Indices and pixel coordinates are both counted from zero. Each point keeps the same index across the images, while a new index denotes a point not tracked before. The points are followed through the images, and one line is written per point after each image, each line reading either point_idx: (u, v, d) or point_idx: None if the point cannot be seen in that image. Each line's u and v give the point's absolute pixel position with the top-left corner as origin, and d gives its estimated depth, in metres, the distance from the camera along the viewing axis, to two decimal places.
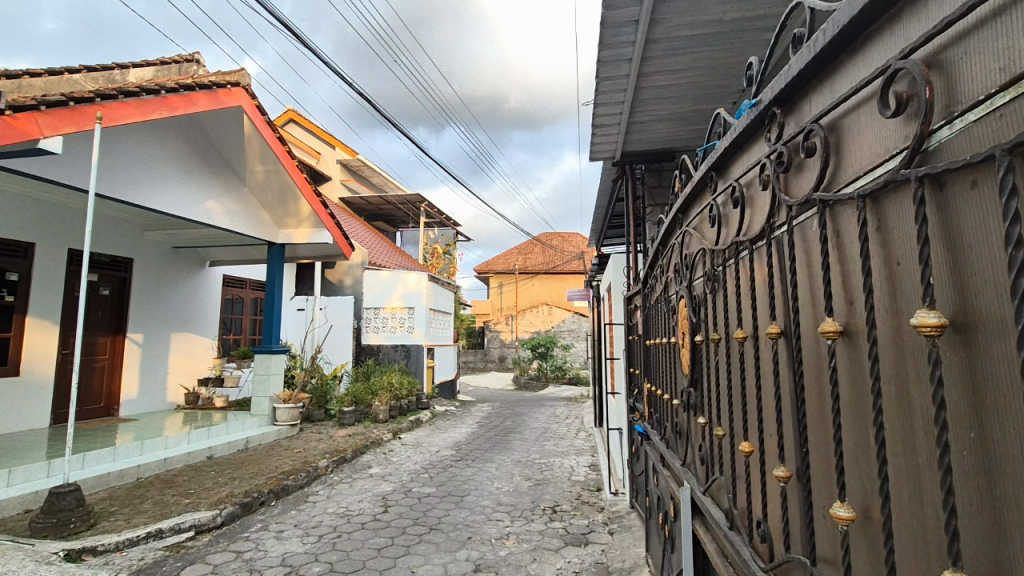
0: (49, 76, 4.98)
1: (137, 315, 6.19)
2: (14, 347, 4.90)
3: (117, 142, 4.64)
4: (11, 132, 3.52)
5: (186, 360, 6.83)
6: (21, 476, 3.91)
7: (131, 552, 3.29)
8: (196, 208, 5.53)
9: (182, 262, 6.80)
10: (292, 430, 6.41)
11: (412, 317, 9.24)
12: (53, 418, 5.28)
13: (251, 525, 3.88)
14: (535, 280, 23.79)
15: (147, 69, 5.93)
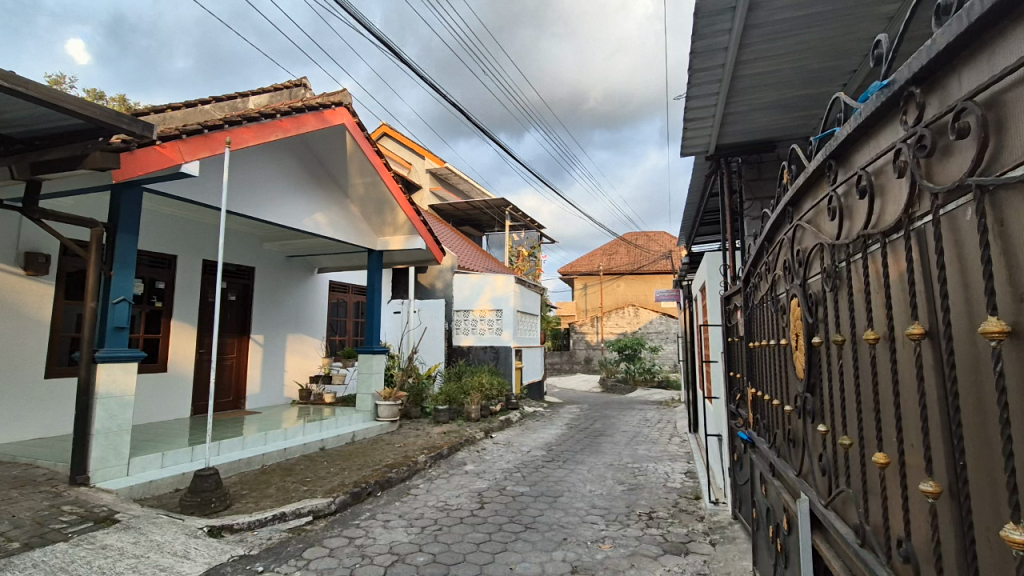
0: (186, 108, 5.67)
1: (259, 318, 6.86)
2: (163, 347, 5.62)
3: (242, 163, 5.18)
4: (160, 160, 4.09)
5: (299, 359, 7.46)
6: (172, 459, 4.48)
7: (260, 531, 3.65)
8: (306, 220, 6.01)
9: (295, 270, 7.45)
10: (392, 425, 6.81)
11: (500, 318, 9.40)
12: (193, 409, 5.98)
13: (361, 513, 4.17)
14: (621, 281, 23.34)
15: (263, 95, 6.56)
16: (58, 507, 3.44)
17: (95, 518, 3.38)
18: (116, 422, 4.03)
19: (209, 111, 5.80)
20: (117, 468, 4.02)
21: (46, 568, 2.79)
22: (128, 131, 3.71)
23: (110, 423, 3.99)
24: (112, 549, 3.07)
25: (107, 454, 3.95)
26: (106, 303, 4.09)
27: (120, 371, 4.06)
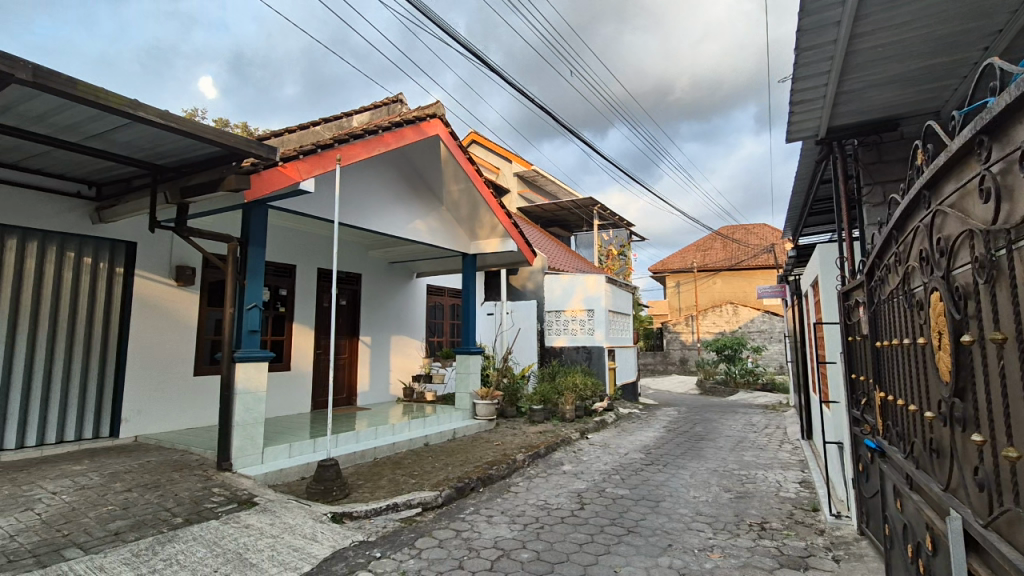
0: (300, 130, 6.23)
1: (367, 321, 7.36)
2: (287, 348, 6.21)
3: (349, 177, 5.58)
4: (280, 179, 4.53)
5: (401, 359, 7.90)
6: (298, 449, 4.93)
7: (376, 519, 3.90)
8: (407, 228, 6.35)
9: (396, 275, 7.90)
10: (490, 424, 6.99)
11: (592, 319, 9.33)
12: (313, 404, 6.54)
13: (465, 508, 4.33)
14: (717, 277, 22.17)
15: (364, 113, 7.03)
16: (209, 488, 3.93)
17: (238, 500, 3.81)
18: (252, 415, 4.51)
19: (319, 132, 6.32)
20: (254, 455, 4.50)
21: (203, 541, 3.20)
22: (255, 153, 4.14)
23: (248, 416, 4.48)
24: (253, 529, 3.44)
25: (245, 443, 4.44)
26: (242, 309, 4.59)
27: (254, 369, 4.54)
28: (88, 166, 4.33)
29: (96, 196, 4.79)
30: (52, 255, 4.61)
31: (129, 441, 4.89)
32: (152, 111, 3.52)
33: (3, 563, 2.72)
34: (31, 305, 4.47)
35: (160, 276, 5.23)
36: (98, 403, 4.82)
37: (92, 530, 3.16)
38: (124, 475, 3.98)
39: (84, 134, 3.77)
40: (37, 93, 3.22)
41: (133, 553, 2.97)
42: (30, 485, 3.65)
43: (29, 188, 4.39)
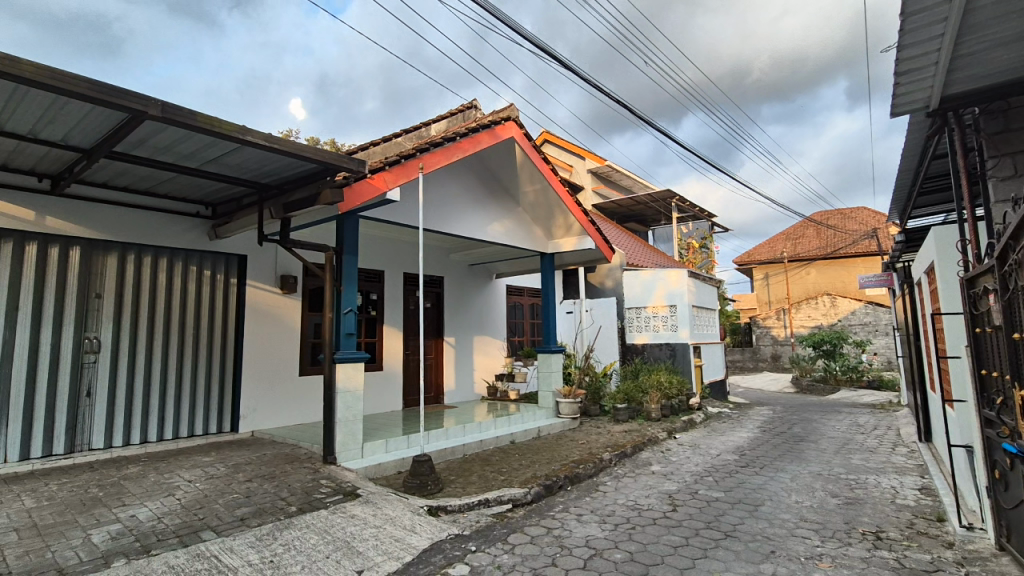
0: (384, 143, 6.57)
1: (451, 322, 7.61)
2: (379, 349, 6.57)
3: (431, 184, 5.80)
4: (370, 190, 4.79)
5: (484, 358, 8.10)
6: (394, 445, 5.19)
7: (469, 514, 4.03)
8: (486, 231, 6.49)
9: (477, 277, 8.11)
10: (574, 422, 6.99)
11: (676, 315, 9.03)
12: (405, 403, 6.86)
13: (554, 505, 4.36)
14: (811, 267, 20.65)
15: (442, 121, 7.27)
16: (318, 480, 4.25)
17: (343, 491, 4.09)
18: (352, 412, 4.81)
19: (400, 143, 6.61)
20: (354, 450, 4.80)
21: (315, 529, 3.47)
22: (347, 167, 4.42)
23: (348, 413, 4.79)
24: (358, 519, 3.68)
25: (347, 439, 4.75)
26: (339, 314, 4.91)
27: (352, 369, 4.84)
28: (205, 189, 4.81)
29: (212, 215, 5.30)
30: (180, 269, 5.19)
31: (247, 436, 5.39)
32: (258, 136, 3.87)
33: (153, 541, 3.10)
34: (165, 314, 5.06)
35: (267, 285, 5.72)
36: (220, 400, 5.36)
37: (222, 515, 3.52)
38: (245, 466, 4.40)
39: (202, 160, 4.21)
40: (165, 127, 3.64)
41: (257, 537, 3.28)
42: (170, 473, 4.14)
43: (158, 211, 4.95)
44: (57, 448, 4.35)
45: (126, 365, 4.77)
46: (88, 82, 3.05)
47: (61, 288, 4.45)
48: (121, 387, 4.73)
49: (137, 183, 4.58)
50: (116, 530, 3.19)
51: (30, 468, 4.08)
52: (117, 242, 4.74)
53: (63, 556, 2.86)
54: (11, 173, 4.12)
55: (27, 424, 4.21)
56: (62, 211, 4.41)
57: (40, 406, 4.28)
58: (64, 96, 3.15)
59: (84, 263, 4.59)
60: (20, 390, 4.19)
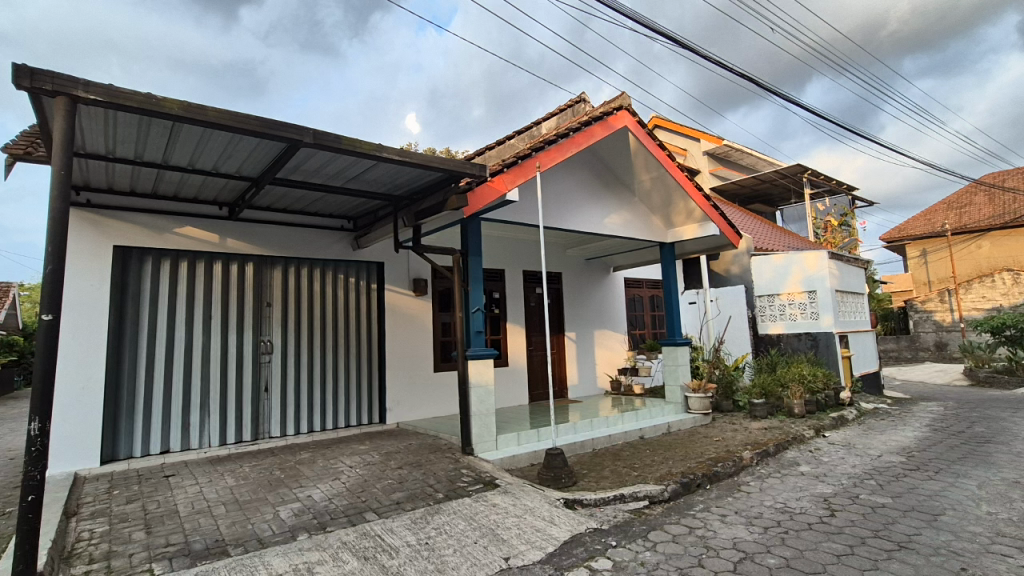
0: (498, 146, 6.77)
1: (571, 316, 7.64)
2: (504, 345, 6.79)
3: (547, 182, 5.86)
4: (491, 194, 4.94)
5: (606, 353, 8.03)
6: (525, 438, 5.30)
7: (606, 509, 4.01)
8: (603, 224, 6.41)
9: (594, 271, 8.06)
10: (705, 418, 6.65)
11: (816, 301, 8.21)
12: (530, 398, 7.03)
13: (694, 504, 4.19)
14: (982, 240, 17.63)
15: (552, 119, 7.31)
16: (460, 469, 4.52)
17: (483, 481, 4.31)
18: (486, 406, 5.03)
19: (514, 144, 6.77)
20: (489, 442, 5.01)
21: (462, 515, 3.70)
22: (470, 173, 4.64)
23: (482, 407, 5.01)
24: (500, 508, 3.85)
25: (482, 431, 4.98)
26: (469, 313, 5.15)
27: (483, 366, 5.04)
28: (347, 204, 5.32)
29: (353, 227, 5.84)
30: (330, 277, 5.79)
31: (394, 427, 5.87)
32: (392, 151, 4.18)
33: (328, 519, 3.51)
34: (321, 319, 5.68)
35: (403, 288, 6.18)
36: (369, 395, 5.91)
37: (381, 499, 3.89)
38: (395, 455, 4.81)
39: (345, 179, 4.66)
40: (316, 152, 4.09)
41: (412, 520, 3.57)
42: (335, 459, 4.66)
43: (310, 228, 5.57)
44: (246, 435, 5.09)
45: (293, 364, 5.44)
46: (258, 119, 3.52)
47: (241, 299, 5.20)
48: (291, 383, 5.40)
49: (293, 204, 5.19)
50: (298, 508, 3.66)
51: (228, 451, 4.83)
52: (280, 257, 5.42)
53: (261, 528, 3.34)
54: (198, 204, 4.89)
55: (223, 414, 4.99)
56: (237, 233, 5.14)
57: (232, 400, 5.04)
58: (239, 134, 3.67)
59: (257, 276, 5.31)
60: (217, 387, 4.97)
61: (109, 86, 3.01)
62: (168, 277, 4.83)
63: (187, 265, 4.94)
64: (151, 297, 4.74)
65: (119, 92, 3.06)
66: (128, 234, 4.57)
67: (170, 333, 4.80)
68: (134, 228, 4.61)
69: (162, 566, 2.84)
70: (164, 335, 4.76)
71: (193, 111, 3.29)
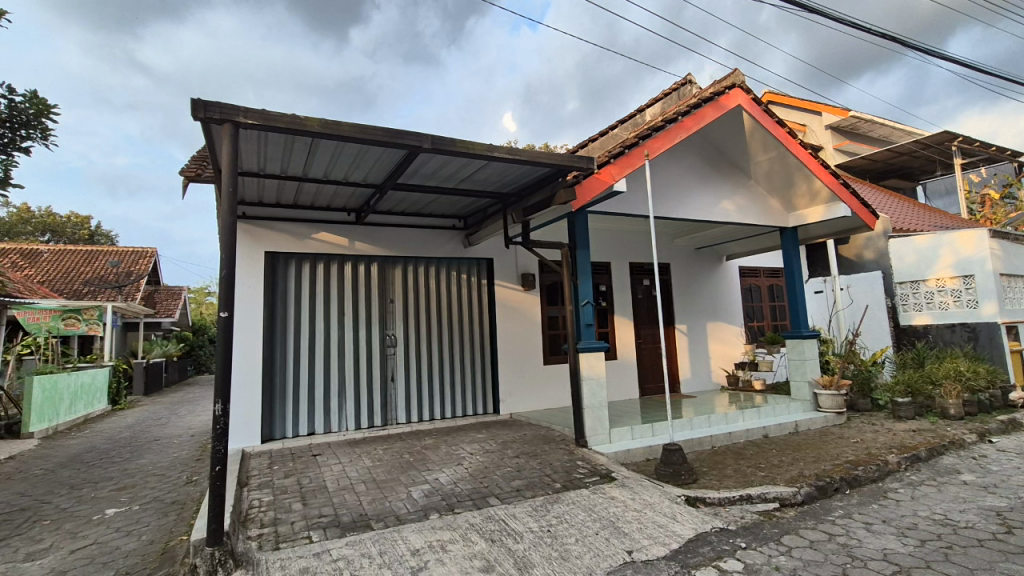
0: (602, 138, 6.69)
1: (681, 308, 7.35)
2: (613, 338, 6.71)
3: (656, 170, 5.69)
4: (599, 185, 4.89)
5: (721, 347, 7.64)
6: (639, 432, 5.20)
7: (732, 509, 3.83)
8: (715, 211, 6.09)
9: (706, 260, 7.68)
10: (839, 418, 6.10)
11: (974, 288, 7.12)
12: (641, 392, 6.88)
13: (833, 510, 3.87)
14: None
15: (657, 105, 7.06)
16: (575, 461, 4.57)
17: (600, 474, 4.31)
18: (599, 399, 5.01)
19: (618, 134, 6.65)
20: (603, 435, 5.00)
21: (581, 506, 3.73)
22: (578, 166, 4.64)
23: (594, 400, 5.00)
24: (619, 501, 3.83)
25: (596, 424, 4.97)
26: (578, 306, 5.15)
27: (595, 359, 5.02)
28: (459, 205, 5.56)
29: (463, 226, 6.10)
30: (444, 274, 6.10)
31: (507, 417, 6.06)
32: (503, 149, 4.29)
33: (455, 502, 3.73)
34: (437, 314, 6.01)
35: (511, 283, 6.33)
36: (484, 387, 6.15)
37: (502, 485, 4.05)
38: (512, 444, 4.97)
39: (458, 180, 4.87)
40: (433, 156, 4.32)
41: (534, 508, 3.68)
42: (456, 446, 4.92)
43: (425, 228, 5.90)
44: (377, 420, 5.54)
45: (415, 356, 5.82)
46: (383, 129, 3.79)
47: (369, 297, 5.66)
48: (413, 374, 5.79)
49: (410, 207, 5.54)
50: (428, 489, 3.92)
51: (362, 435, 5.29)
52: (400, 256, 5.82)
53: (398, 506, 3.63)
54: (331, 212, 5.39)
55: (357, 402, 5.48)
56: (364, 236, 5.59)
57: (364, 388, 5.52)
58: (367, 145, 3.99)
59: (380, 275, 5.75)
60: (350, 376, 5.47)
61: (263, 111, 3.41)
62: (308, 278, 5.40)
63: (323, 267, 5.48)
64: (295, 296, 5.32)
65: (271, 115, 3.45)
66: (277, 241, 5.17)
67: (310, 328, 5.36)
68: (280, 236, 5.19)
69: (318, 534, 3.20)
70: (306, 330, 5.33)
71: (330, 127, 3.63)
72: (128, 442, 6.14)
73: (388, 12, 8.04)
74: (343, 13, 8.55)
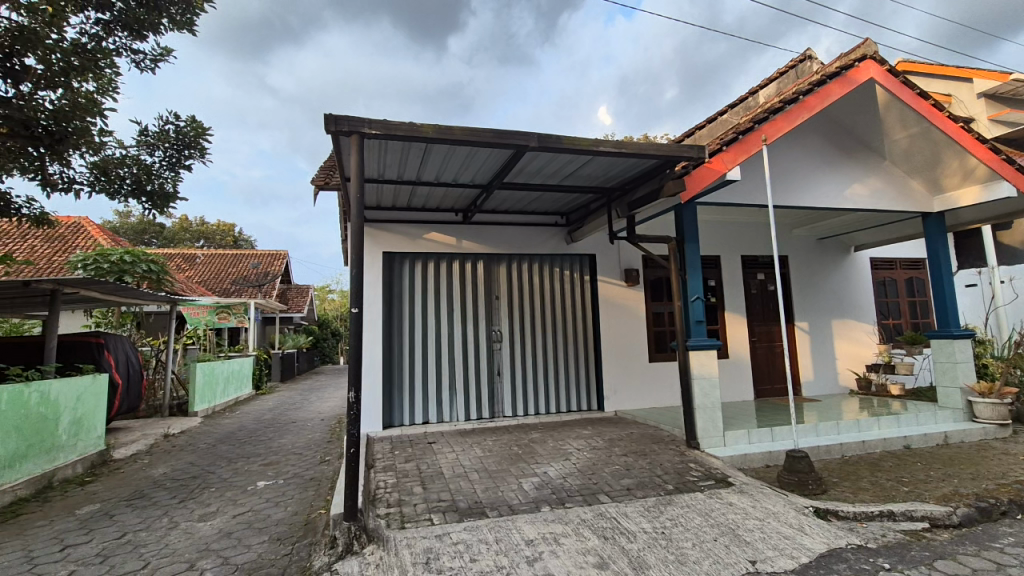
0: (711, 126, 6.38)
1: (801, 304, 6.78)
2: (725, 336, 6.37)
3: (773, 156, 5.30)
4: (710, 174, 4.58)
5: (850, 347, 6.94)
6: (757, 437, 4.87)
7: (871, 525, 3.48)
8: (842, 197, 5.54)
9: (830, 251, 7.02)
10: (1001, 431, 5.30)
11: None
12: (757, 393, 6.46)
13: (999, 536, 3.37)
14: None
15: (771, 85, 6.56)
16: (687, 463, 4.41)
17: (715, 478, 4.12)
18: (711, 399, 4.77)
19: (727, 119, 6.29)
20: (717, 438, 4.75)
21: (697, 510, 3.60)
22: (687, 156, 4.43)
23: (706, 400, 4.77)
24: (738, 508, 3.64)
25: (708, 426, 4.75)
26: (687, 301, 4.94)
27: (707, 357, 4.79)
28: (562, 201, 5.58)
29: (566, 223, 6.11)
30: (548, 271, 6.15)
31: (612, 414, 5.99)
32: (609, 143, 4.23)
33: (565, 496, 3.76)
34: (541, 310, 6.08)
35: (615, 278, 6.23)
36: (588, 383, 6.13)
37: (612, 482, 4.01)
38: (619, 442, 4.91)
39: (562, 176, 4.88)
40: (538, 155, 4.37)
41: (646, 508, 3.61)
42: (563, 441, 4.96)
43: (528, 225, 6.00)
44: (485, 412, 5.75)
45: (520, 351, 5.95)
46: (492, 131, 3.90)
47: (477, 293, 5.88)
48: (518, 368, 5.92)
49: (514, 206, 5.65)
50: (538, 482, 4.00)
51: (472, 426, 5.51)
52: (505, 254, 5.96)
53: (511, 496, 3.74)
54: (440, 212, 5.67)
55: (466, 394, 5.72)
56: (471, 234, 5.80)
57: (472, 381, 5.74)
58: (476, 147, 4.13)
59: (487, 271, 5.94)
60: (460, 369, 5.72)
61: (385, 121, 3.66)
62: (420, 276, 5.72)
63: (433, 266, 5.77)
64: (409, 293, 5.66)
65: (391, 125, 3.70)
66: (392, 241, 5.53)
67: (423, 323, 5.68)
68: (396, 237, 5.55)
69: (439, 517, 3.39)
70: (419, 325, 5.66)
71: (444, 132, 3.81)
72: (271, 422, 6.95)
73: (486, 16, 8.26)
74: (444, 21, 8.93)
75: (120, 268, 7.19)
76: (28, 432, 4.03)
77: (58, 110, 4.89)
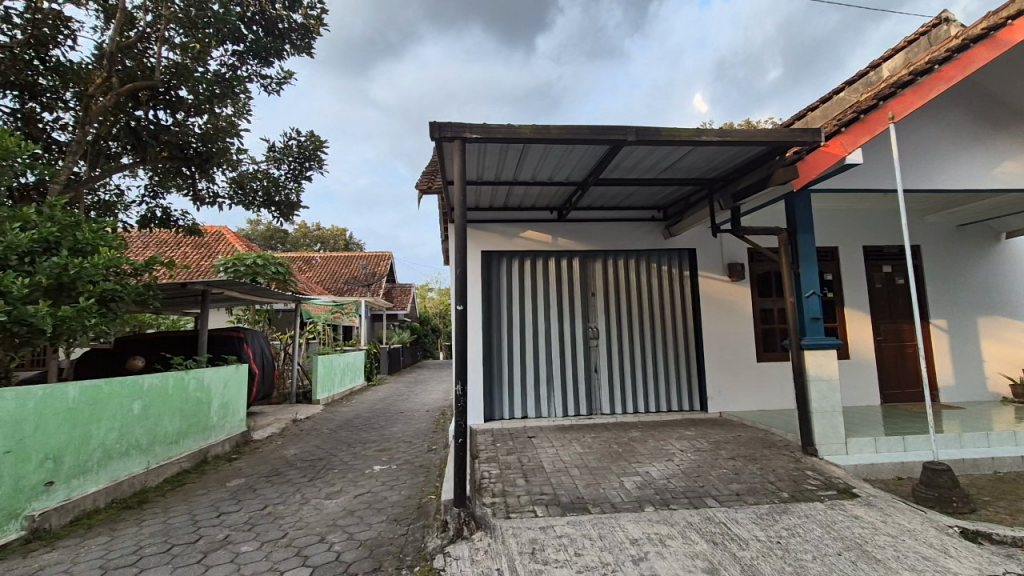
0: (826, 106, 5.86)
1: (938, 300, 6.03)
2: (845, 335, 5.85)
3: (901, 135, 4.77)
4: (826, 159, 4.21)
5: (1002, 348, 6.06)
6: (886, 445, 4.42)
7: None
8: (989, 177, 4.85)
9: (974, 239, 6.18)
10: None
11: None
12: (884, 398, 5.85)
13: None
14: None
15: (896, 57, 5.88)
16: (804, 470, 4.12)
17: (837, 488, 3.81)
18: (830, 403, 4.40)
19: (845, 97, 5.75)
20: (838, 445, 4.36)
21: (816, 521, 3.35)
22: (800, 140, 4.12)
23: (824, 403, 4.41)
24: (866, 522, 3.34)
25: (828, 432, 4.37)
26: (801, 297, 4.58)
27: (825, 357, 4.42)
28: (660, 195, 5.43)
29: (664, 217, 5.93)
30: (645, 267, 6.01)
31: (716, 416, 5.73)
32: (712, 133, 4.05)
33: (669, 497, 3.68)
34: (638, 306, 5.96)
35: (718, 273, 5.93)
36: (689, 382, 5.92)
37: (720, 487, 3.85)
38: (726, 445, 4.69)
39: (660, 169, 4.75)
40: (635, 149, 4.29)
41: (759, 515, 3.42)
42: (665, 441, 4.84)
43: (624, 221, 5.90)
44: (583, 409, 5.76)
45: (617, 348, 5.88)
46: (588, 127, 3.90)
47: (572, 290, 5.90)
48: (616, 365, 5.85)
49: (610, 201, 5.59)
50: (640, 481, 3.94)
51: (570, 422, 5.54)
52: (600, 250, 5.92)
53: (612, 494, 3.73)
54: (535, 211, 5.75)
55: (564, 391, 5.76)
56: (566, 231, 5.82)
57: (569, 378, 5.78)
58: (572, 145, 4.14)
59: (582, 269, 5.93)
60: (557, 365, 5.77)
61: (483, 125, 3.80)
62: (517, 275, 5.86)
63: (529, 264, 5.87)
64: (506, 291, 5.82)
65: (490, 128, 3.83)
66: (490, 241, 5.70)
67: (520, 320, 5.80)
68: (493, 236, 5.72)
69: (542, 510, 3.47)
70: (516, 321, 5.79)
71: (541, 132, 3.87)
72: (382, 412, 7.46)
73: None
74: None
75: (253, 270, 8.08)
76: (188, 414, 4.70)
77: (205, 134, 5.62)
